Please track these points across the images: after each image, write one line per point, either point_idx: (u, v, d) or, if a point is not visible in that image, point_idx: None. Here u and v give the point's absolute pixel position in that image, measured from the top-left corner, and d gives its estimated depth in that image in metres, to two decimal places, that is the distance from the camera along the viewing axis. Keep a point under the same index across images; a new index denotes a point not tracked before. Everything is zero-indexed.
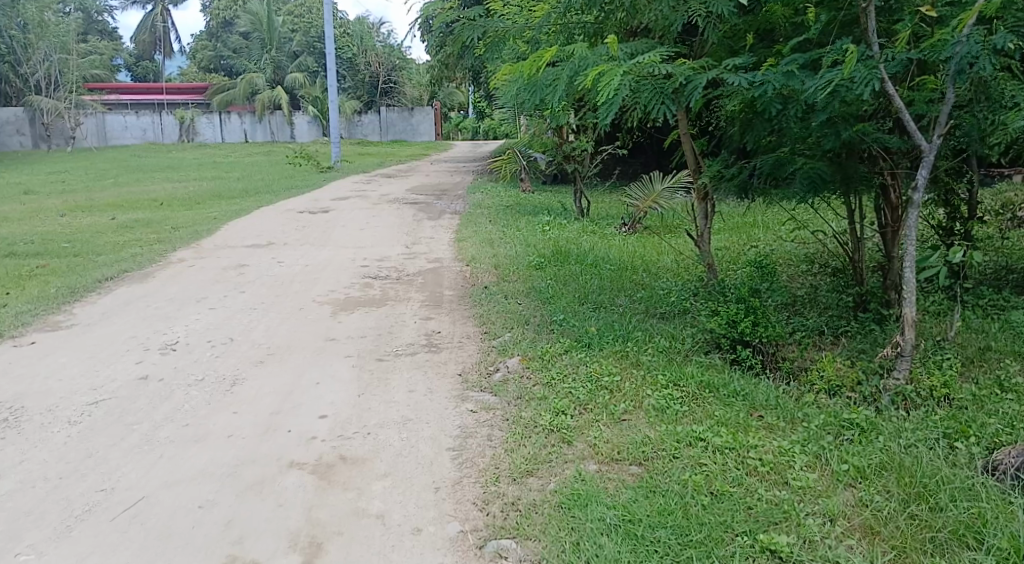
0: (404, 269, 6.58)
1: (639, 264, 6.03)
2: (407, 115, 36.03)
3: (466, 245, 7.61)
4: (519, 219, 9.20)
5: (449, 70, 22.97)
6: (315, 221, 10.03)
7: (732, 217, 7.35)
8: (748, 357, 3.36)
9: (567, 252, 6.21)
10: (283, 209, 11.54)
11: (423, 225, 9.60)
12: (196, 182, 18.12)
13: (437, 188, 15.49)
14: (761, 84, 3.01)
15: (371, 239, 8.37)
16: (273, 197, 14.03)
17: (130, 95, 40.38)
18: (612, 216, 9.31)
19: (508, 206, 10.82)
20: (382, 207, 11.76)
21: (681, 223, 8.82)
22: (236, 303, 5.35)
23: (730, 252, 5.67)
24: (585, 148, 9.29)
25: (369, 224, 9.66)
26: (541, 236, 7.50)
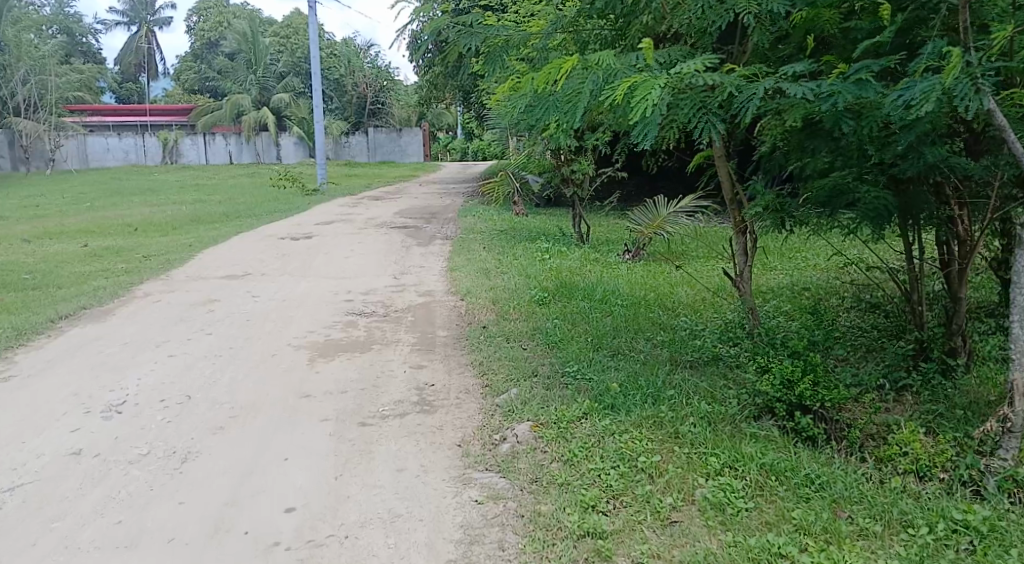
0: (391, 304, 5.97)
1: (652, 300, 5.51)
2: (395, 136, 35.75)
3: (459, 276, 7.03)
4: (515, 245, 8.65)
5: (437, 90, 22.53)
6: (296, 249, 9.42)
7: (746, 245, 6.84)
8: (808, 427, 2.79)
9: (572, 286, 5.64)
10: (264, 234, 10.93)
11: (412, 252, 9.00)
12: (176, 206, 17.49)
13: (426, 211, 14.93)
14: (830, 94, 2.42)
15: (355, 269, 7.77)
16: (254, 222, 13.42)
17: (113, 117, 39.74)
18: (614, 244, 8.76)
19: (502, 231, 10.26)
20: (369, 232, 11.18)
21: (688, 252, 8.30)
22: (199, 348, 4.72)
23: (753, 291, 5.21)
24: (584, 171, 8.77)
25: (354, 251, 9.07)
26: (540, 266, 6.93)
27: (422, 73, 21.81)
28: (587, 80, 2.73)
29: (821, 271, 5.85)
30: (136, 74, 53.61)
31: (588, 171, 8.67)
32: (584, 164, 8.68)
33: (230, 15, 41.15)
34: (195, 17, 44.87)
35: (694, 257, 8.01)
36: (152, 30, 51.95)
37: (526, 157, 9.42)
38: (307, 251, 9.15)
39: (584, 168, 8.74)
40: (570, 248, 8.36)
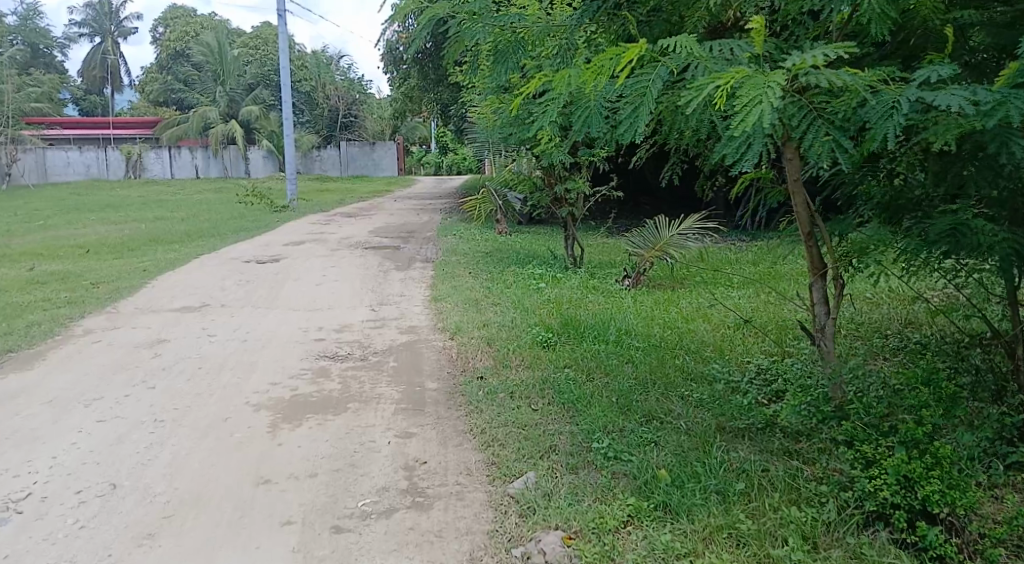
0: (370, 345, 5.18)
1: (674, 338, 4.84)
2: (368, 150, 34.72)
3: (445, 308, 6.25)
4: (504, 271, 7.90)
5: (413, 103, 21.76)
6: (263, 274, 8.57)
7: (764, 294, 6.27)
8: (938, 544, 2.08)
9: (580, 323, 4.92)
10: (228, 257, 10.05)
11: (390, 277, 8.23)
12: (136, 224, 16.49)
13: (403, 229, 14.12)
14: (994, 109, 1.78)
15: (328, 300, 6.96)
16: (218, 242, 12.52)
17: (75, 130, 38.38)
18: (612, 268, 8.08)
19: (487, 253, 9.50)
20: (342, 254, 10.35)
21: (693, 277, 7.65)
22: (138, 408, 3.91)
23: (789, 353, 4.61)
24: (579, 190, 8.09)
25: (327, 277, 8.25)
26: (537, 297, 6.19)
27: (397, 86, 21.04)
28: (656, 74, 2.08)
29: (861, 315, 5.23)
30: (100, 87, 52.07)
31: (583, 190, 8.00)
32: (579, 183, 8.00)
33: (198, 26, 40.03)
34: (161, 28, 43.64)
35: (701, 283, 7.35)
36: (117, 42, 50.54)
37: (512, 175, 8.71)
38: (274, 278, 8.31)
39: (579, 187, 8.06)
40: (565, 273, 7.63)
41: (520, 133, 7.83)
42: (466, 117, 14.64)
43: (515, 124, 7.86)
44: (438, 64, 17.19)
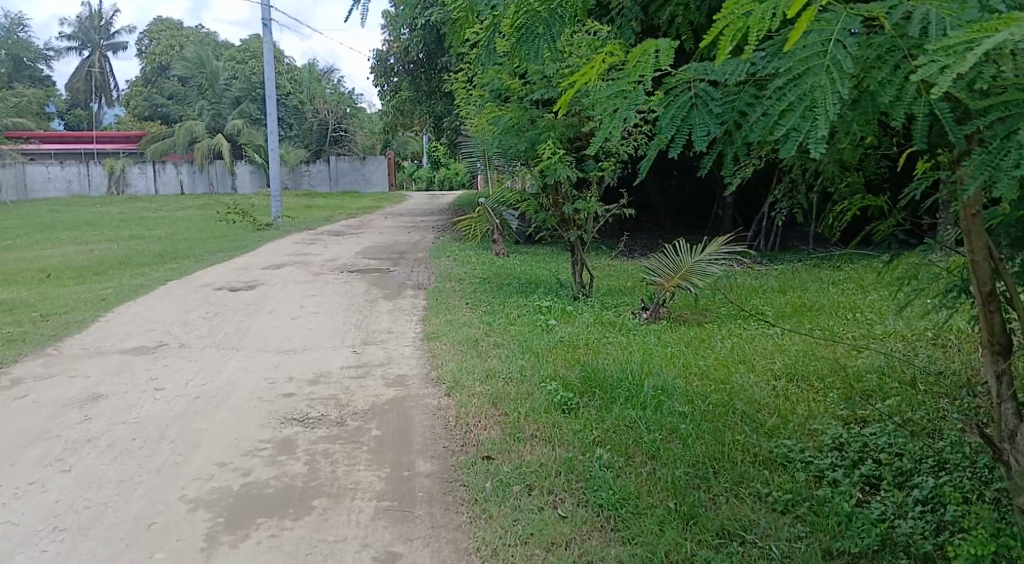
0: (349, 402, 4.28)
1: (719, 391, 3.99)
2: (358, 164, 33.71)
3: (439, 351, 5.33)
4: (506, 300, 7.01)
5: (404, 116, 20.90)
6: (234, 305, 7.65)
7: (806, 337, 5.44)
8: None
9: (604, 375, 4.01)
10: (199, 283, 9.13)
11: (377, 307, 7.36)
12: (109, 243, 15.57)
13: (393, 250, 13.21)
14: None
15: (305, 338, 6.05)
16: (193, 265, 11.57)
17: (57, 144, 37.42)
18: (626, 299, 7.20)
19: (485, 280, 8.61)
20: (325, 279, 9.46)
21: (719, 309, 6.78)
22: (39, 507, 2.99)
23: (862, 418, 3.77)
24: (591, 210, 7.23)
25: (306, 307, 7.34)
26: (547, 337, 5.29)
27: (388, 98, 20.20)
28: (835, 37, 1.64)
29: (938, 369, 4.36)
30: (86, 101, 51.12)
31: (595, 210, 7.13)
32: (589, 202, 7.13)
33: (183, 39, 39.18)
34: (147, 41, 42.77)
35: (730, 318, 6.46)
36: (103, 55, 49.66)
37: (512, 194, 7.84)
38: (247, 309, 7.40)
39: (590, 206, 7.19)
40: (573, 305, 6.74)
41: (522, 145, 6.98)
42: (460, 129, 13.82)
43: (517, 135, 7.01)
44: (430, 75, 16.36)
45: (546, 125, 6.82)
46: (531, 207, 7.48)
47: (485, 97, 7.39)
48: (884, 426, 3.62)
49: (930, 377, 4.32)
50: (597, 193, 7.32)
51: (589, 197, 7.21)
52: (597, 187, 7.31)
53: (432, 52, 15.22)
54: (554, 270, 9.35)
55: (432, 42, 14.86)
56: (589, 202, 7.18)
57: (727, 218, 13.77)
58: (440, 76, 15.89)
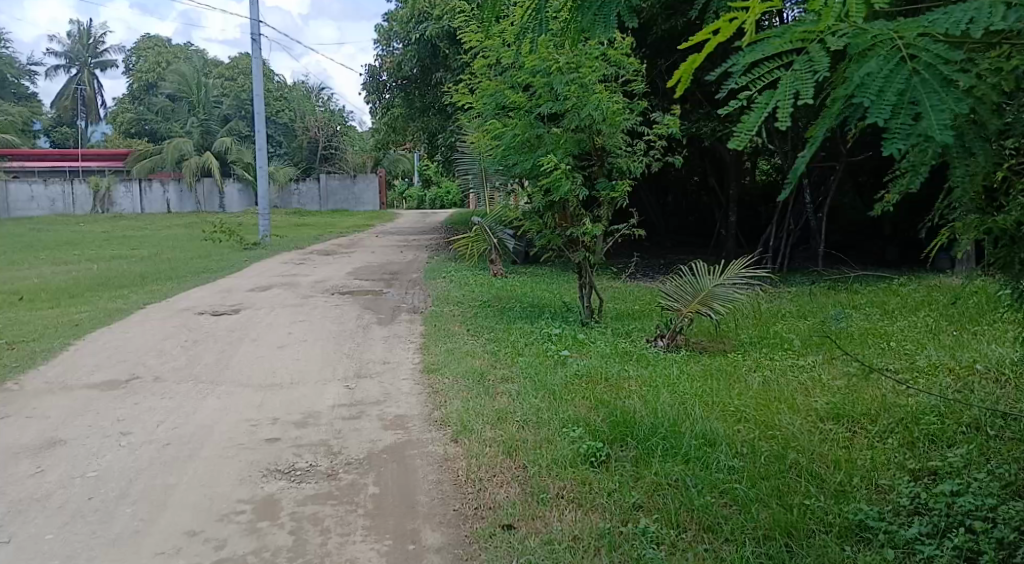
0: (341, 448, 3.75)
1: (767, 440, 3.50)
2: (349, 182, 33.06)
3: (441, 387, 4.79)
4: (511, 327, 6.51)
5: (397, 133, 20.44)
6: (216, 331, 7.10)
7: (845, 373, 4.98)
8: None
9: (634, 418, 3.51)
10: (180, 307, 8.58)
11: (371, 334, 6.85)
12: (89, 264, 15.01)
13: (386, 271, 12.67)
14: None
15: (291, 370, 5.50)
16: (175, 287, 11.02)
17: (41, 162, 36.82)
18: (638, 328, 6.69)
19: (486, 304, 8.07)
20: (315, 302, 8.95)
21: (743, 340, 6.22)
22: None
23: (934, 472, 3.29)
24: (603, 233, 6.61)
25: (294, 333, 6.81)
26: (561, 371, 4.77)
27: (380, 115, 19.76)
28: None
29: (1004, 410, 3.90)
30: (73, 119, 50.54)
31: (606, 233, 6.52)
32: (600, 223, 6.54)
33: (172, 56, 38.74)
34: (135, 58, 42.31)
35: (753, 348, 5.98)
36: (91, 73, 49.14)
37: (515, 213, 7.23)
38: (229, 336, 6.85)
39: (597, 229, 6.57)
40: (583, 331, 6.24)
41: (528, 162, 6.42)
42: (455, 146, 13.40)
43: (521, 152, 6.48)
44: (424, 91, 15.93)
45: (553, 140, 6.27)
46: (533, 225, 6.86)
47: (482, 112, 6.84)
48: (964, 480, 3.13)
49: (999, 419, 3.85)
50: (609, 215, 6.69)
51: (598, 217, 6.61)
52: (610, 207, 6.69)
53: (426, 67, 14.78)
54: (558, 294, 8.82)
55: (426, 57, 14.44)
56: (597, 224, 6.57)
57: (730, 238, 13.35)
58: (434, 91, 15.44)
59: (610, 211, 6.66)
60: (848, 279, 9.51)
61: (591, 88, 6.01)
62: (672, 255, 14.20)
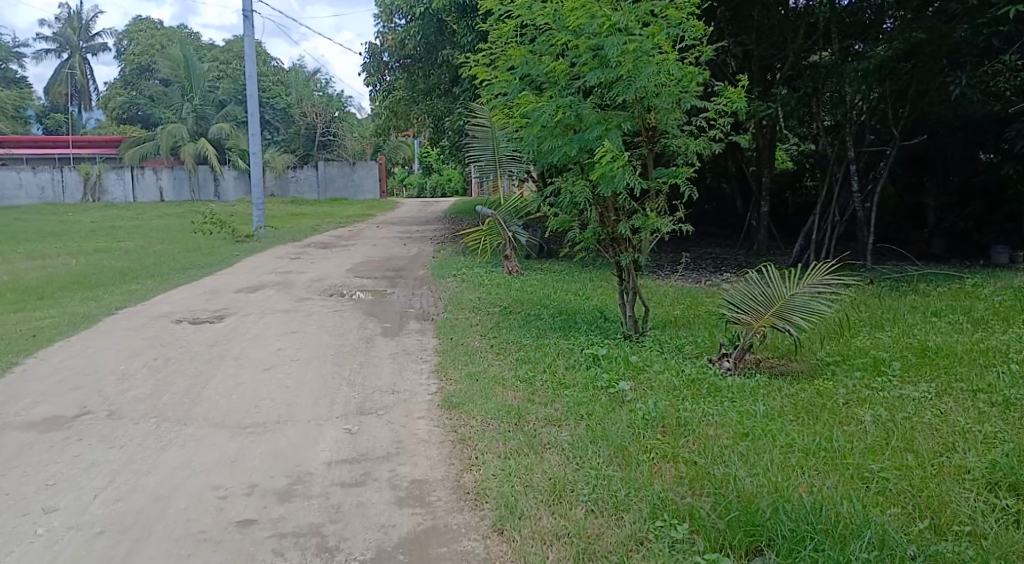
0: (340, 538, 2.71)
1: (955, 543, 2.48)
2: (348, 170, 31.97)
3: (468, 431, 3.75)
4: (543, 343, 5.44)
5: (399, 118, 19.30)
6: (193, 344, 6.03)
7: (983, 413, 3.94)
8: None
9: (764, 506, 2.52)
10: (155, 313, 7.50)
11: (375, 348, 5.81)
12: (69, 257, 13.98)
13: (389, 267, 11.58)
14: None
15: (278, 402, 4.44)
16: (157, 287, 9.93)
17: (30, 149, 35.67)
18: (695, 346, 5.64)
19: (508, 311, 6.99)
20: (311, 305, 7.90)
21: (824, 359, 5.21)
22: None
23: None
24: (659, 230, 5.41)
25: (285, 348, 5.75)
26: (622, 411, 3.74)
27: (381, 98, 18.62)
28: None
29: None
30: (64, 105, 49.21)
31: (664, 229, 5.29)
32: (654, 218, 5.33)
33: (163, 38, 37.36)
34: (126, 42, 40.95)
35: (841, 370, 4.97)
36: (83, 57, 47.79)
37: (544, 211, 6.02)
38: (209, 352, 5.79)
39: (650, 224, 5.36)
40: (631, 350, 5.19)
41: (566, 147, 5.29)
42: (465, 130, 12.32)
43: (560, 134, 5.30)
44: (428, 72, 14.80)
45: (598, 120, 5.13)
46: (569, 218, 5.62)
47: (507, 90, 5.71)
48: None
49: None
50: (664, 209, 5.51)
51: (651, 211, 5.39)
52: (664, 199, 5.51)
53: (430, 44, 13.61)
54: (587, 298, 7.76)
55: (431, 33, 13.27)
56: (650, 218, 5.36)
57: (763, 230, 12.37)
58: (439, 71, 14.30)
59: (664, 206, 5.53)
60: (911, 280, 8.46)
61: (649, 52, 4.90)
62: (698, 247, 13.26)
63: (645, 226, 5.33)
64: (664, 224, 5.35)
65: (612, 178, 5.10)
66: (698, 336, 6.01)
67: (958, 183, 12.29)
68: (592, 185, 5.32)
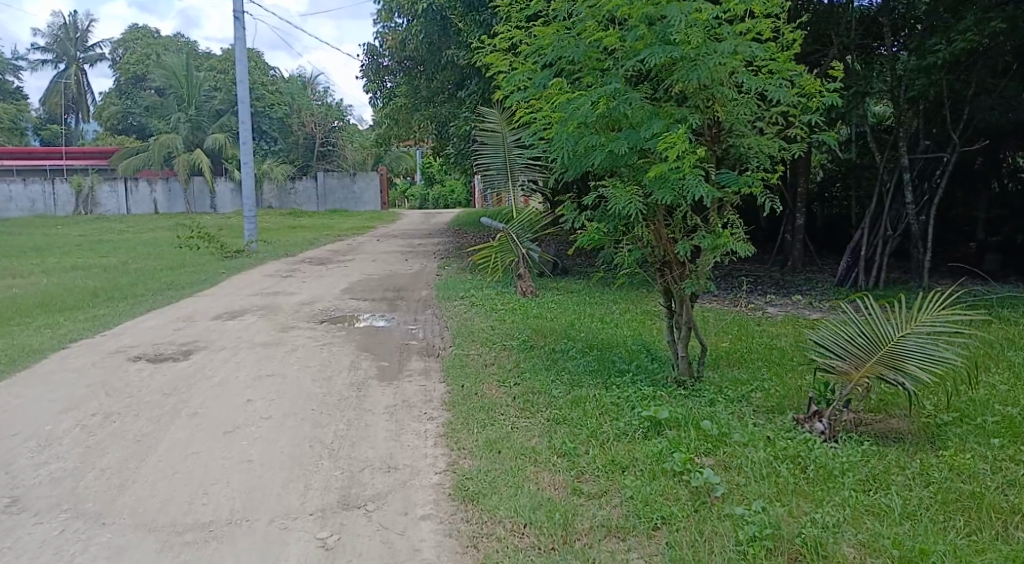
0: None
1: None
2: (348, 181, 30.89)
3: (494, 549, 2.61)
4: (580, 393, 4.33)
5: (401, 126, 18.27)
6: (145, 393, 4.92)
7: None
8: None
9: None
10: (114, 347, 6.39)
11: (367, 397, 4.68)
12: (42, 275, 12.91)
13: (389, 287, 10.45)
14: None
15: (233, 488, 3.32)
16: (127, 311, 8.83)
17: (22, 160, 34.73)
18: (766, 402, 4.53)
19: (528, 345, 5.87)
20: (296, 336, 6.80)
21: (937, 419, 4.12)
22: None
23: None
24: (731, 252, 4.21)
25: (255, 399, 4.63)
26: (716, 520, 2.62)
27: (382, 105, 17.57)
28: None
29: None
30: (61, 116, 48.37)
31: (744, 251, 4.09)
32: (725, 235, 4.11)
33: (159, 47, 36.47)
34: (122, 51, 40.04)
35: (971, 436, 3.86)
36: (80, 68, 46.94)
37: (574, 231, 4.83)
38: (161, 403, 4.67)
39: (722, 243, 4.15)
40: (693, 407, 4.07)
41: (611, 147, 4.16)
42: (473, 137, 11.25)
43: (602, 131, 4.18)
44: (432, 75, 13.76)
45: (654, 113, 4.03)
46: (611, 233, 4.43)
47: (538, 79, 4.61)
48: None
49: None
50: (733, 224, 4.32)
51: (719, 227, 4.21)
52: (734, 212, 4.34)
53: (434, 45, 12.59)
54: (618, 330, 6.64)
55: (435, 33, 12.24)
56: (721, 235, 4.15)
57: (799, 244, 11.30)
58: (443, 74, 13.24)
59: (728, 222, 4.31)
60: (988, 303, 7.36)
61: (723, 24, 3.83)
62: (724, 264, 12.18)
63: (717, 245, 4.13)
64: (740, 245, 4.15)
65: (676, 181, 3.95)
66: (765, 389, 4.88)
67: (1012, 192, 11.27)
68: (645, 194, 4.14)
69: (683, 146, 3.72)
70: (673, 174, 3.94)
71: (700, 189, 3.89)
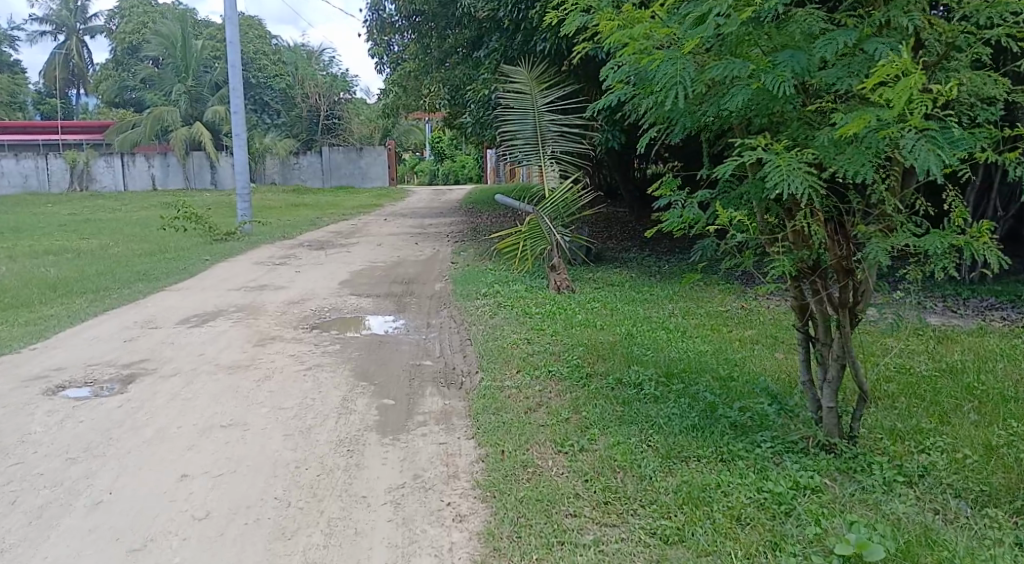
0: None
1: None
2: (354, 156, 29.51)
3: None
4: (687, 478, 2.78)
5: (410, 93, 16.63)
6: (41, 455, 3.42)
7: None
8: None
9: None
10: (37, 369, 4.89)
11: (359, 469, 3.15)
12: (7, 261, 11.45)
13: (397, 278, 8.94)
14: None
15: None
16: (83, 310, 7.35)
17: (16, 134, 33.24)
18: (966, 488, 2.96)
19: (583, 372, 4.32)
20: (276, 351, 5.28)
21: None
22: None
23: None
24: (962, 261, 2.61)
25: (192, 475, 3.12)
26: None
27: (389, 71, 15.97)
28: None
29: None
30: (60, 91, 46.84)
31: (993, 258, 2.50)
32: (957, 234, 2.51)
33: (155, 15, 34.74)
34: (119, 20, 38.36)
35: None
36: (80, 39, 45.25)
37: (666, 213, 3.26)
38: (54, 480, 3.15)
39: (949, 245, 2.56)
40: (878, 519, 2.52)
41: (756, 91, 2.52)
42: (494, 101, 9.63)
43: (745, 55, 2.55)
44: (444, 33, 12.17)
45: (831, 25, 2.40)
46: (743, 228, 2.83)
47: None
48: None
49: None
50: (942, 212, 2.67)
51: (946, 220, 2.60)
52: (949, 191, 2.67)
53: None
54: (694, 352, 5.09)
55: None
56: (948, 233, 2.55)
57: None
58: (460, 32, 11.66)
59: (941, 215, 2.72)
60: None
61: None
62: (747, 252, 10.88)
63: (945, 249, 2.52)
64: (987, 249, 2.54)
65: (880, 142, 2.31)
66: (946, 457, 3.32)
67: None
68: (813, 165, 2.52)
69: (917, 83, 2.08)
70: (876, 129, 2.30)
71: (929, 155, 2.19)
